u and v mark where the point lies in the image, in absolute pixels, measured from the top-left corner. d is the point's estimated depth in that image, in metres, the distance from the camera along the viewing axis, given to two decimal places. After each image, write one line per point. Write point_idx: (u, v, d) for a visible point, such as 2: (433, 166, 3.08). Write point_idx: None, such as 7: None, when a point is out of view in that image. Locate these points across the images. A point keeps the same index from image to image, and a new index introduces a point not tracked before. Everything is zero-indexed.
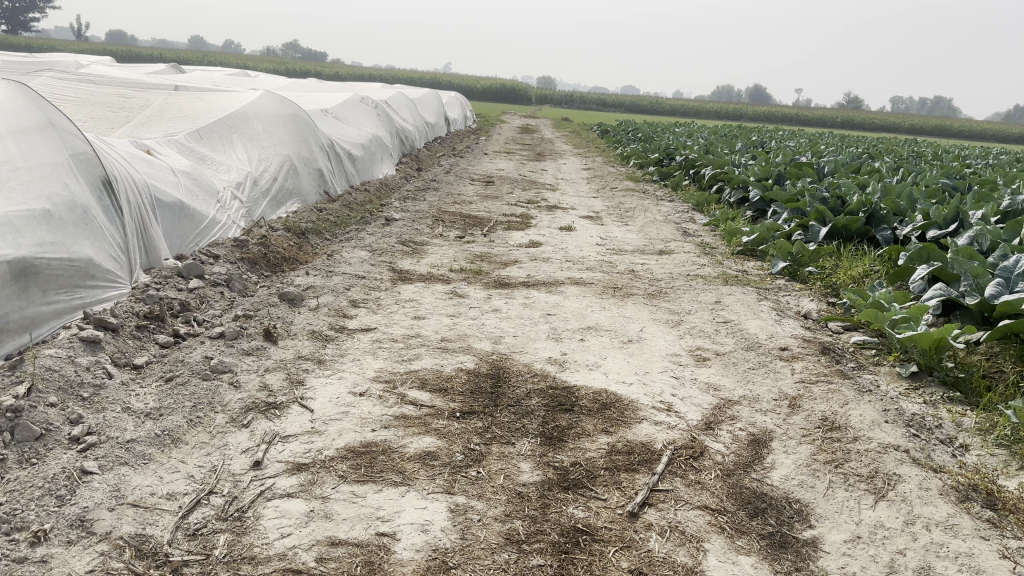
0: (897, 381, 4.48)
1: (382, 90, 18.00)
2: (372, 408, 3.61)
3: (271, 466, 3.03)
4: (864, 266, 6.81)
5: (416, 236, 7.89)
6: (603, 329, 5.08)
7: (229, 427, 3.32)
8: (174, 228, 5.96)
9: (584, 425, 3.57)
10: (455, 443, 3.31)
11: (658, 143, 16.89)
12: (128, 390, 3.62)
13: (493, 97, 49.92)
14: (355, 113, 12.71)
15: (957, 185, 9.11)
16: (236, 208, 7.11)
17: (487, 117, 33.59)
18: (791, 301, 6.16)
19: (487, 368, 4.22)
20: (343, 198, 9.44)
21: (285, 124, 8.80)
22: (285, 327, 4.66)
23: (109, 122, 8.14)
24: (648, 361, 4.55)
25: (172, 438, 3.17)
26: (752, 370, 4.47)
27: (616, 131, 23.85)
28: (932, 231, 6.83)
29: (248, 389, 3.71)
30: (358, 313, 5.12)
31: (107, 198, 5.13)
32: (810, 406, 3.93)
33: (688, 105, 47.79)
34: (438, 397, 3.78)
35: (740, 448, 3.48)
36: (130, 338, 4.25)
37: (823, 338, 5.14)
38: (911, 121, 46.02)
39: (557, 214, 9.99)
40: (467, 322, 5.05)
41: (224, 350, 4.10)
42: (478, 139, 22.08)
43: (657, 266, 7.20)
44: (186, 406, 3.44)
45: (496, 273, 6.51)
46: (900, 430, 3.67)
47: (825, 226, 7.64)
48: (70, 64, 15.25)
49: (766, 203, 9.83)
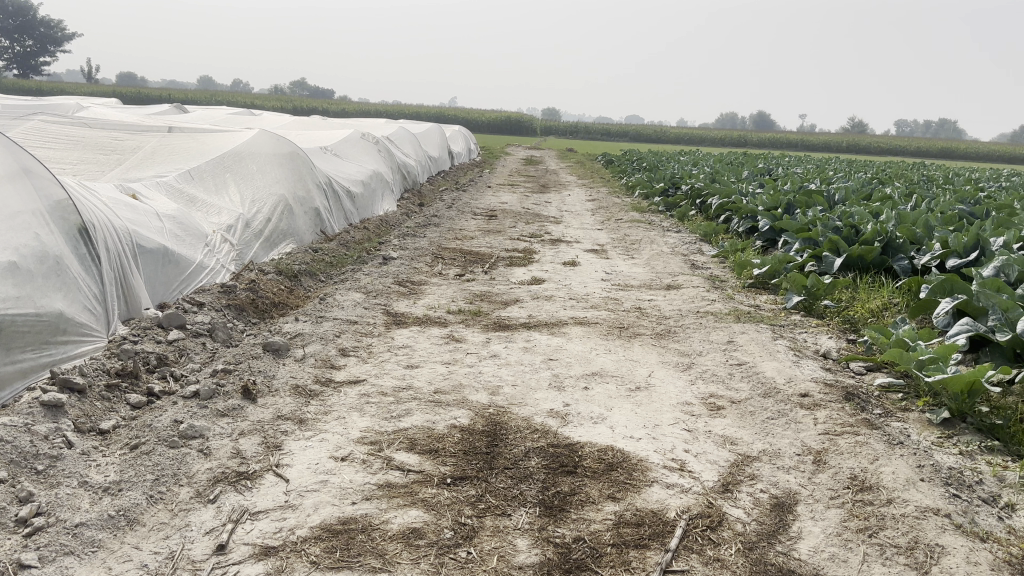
0: (928, 429, 4.11)
1: (385, 125, 17.90)
2: (354, 476, 3.28)
3: (236, 550, 2.70)
4: (883, 298, 6.48)
5: (413, 276, 7.60)
6: (609, 375, 4.75)
7: (194, 504, 3.00)
8: (158, 275, 5.68)
9: (588, 490, 3.23)
10: (444, 516, 2.98)
11: (664, 172, 16.65)
12: (89, 461, 3.30)
13: (497, 130, 50.09)
14: (354, 149, 12.53)
15: (973, 212, 8.79)
16: (227, 251, 6.85)
17: (492, 149, 33.61)
18: (808, 338, 5.82)
19: (483, 424, 3.89)
20: (340, 237, 9.18)
21: (280, 163, 8.57)
22: (266, 382, 4.34)
23: (99, 165, 7.94)
24: (658, 411, 4.21)
25: (128, 520, 2.85)
26: (771, 420, 4.11)
27: (621, 161, 23.67)
28: (952, 261, 6.50)
29: (219, 457, 3.39)
30: (347, 363, 4.81)
31: (84, 248, 4.85)
32: (836, 462, 3.58)
33: (692, 135, 47.82)
34: (428, 460, 3.45)
35: (762, 515, 3.13)
36: (98, 399, 3.95)
37: (845, 381, 4.79)
38: (916, 144, 45.89)
39: (561, 249, 9.70)
40: (464, 370, 4.74)
41: (196, 412, 3.78)
42: (481, 172, 21.92)
43: (665, 303, 6.89)
44: (148, 479, 3.12)
45: (497, 314, 6.20)
46: (938, 490, 3.31)
47: (839, 257, 7.33)
48: (68, 108, 15.14)
49: (776, 233, 9.53)
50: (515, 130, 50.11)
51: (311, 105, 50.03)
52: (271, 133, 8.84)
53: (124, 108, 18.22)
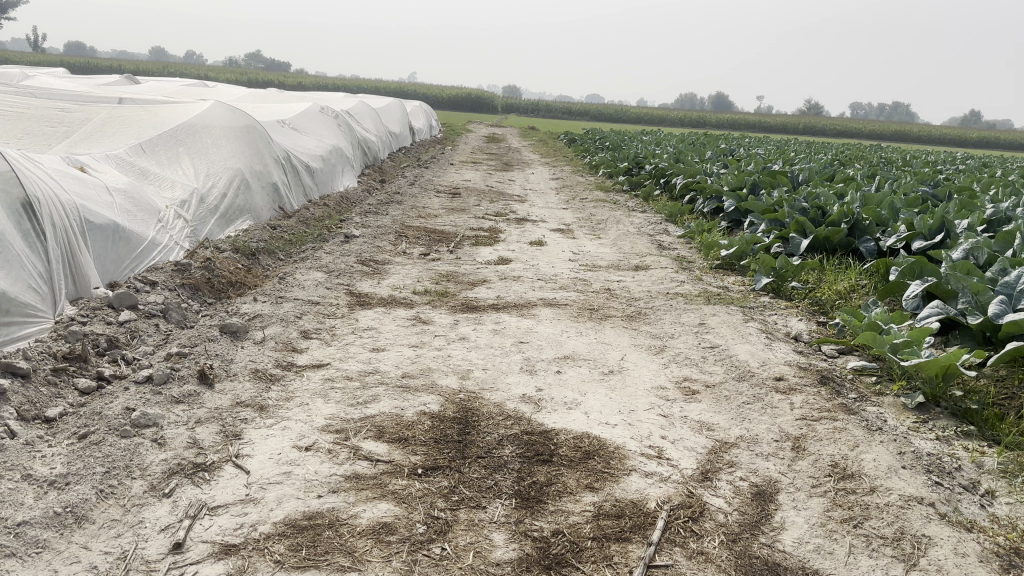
0: (903, 413, 4.07)
1: (345, 99, 17.47)
2: (319, 467, 3.11)
3: (194, 549, 2.53)
4: (851, 280, 6.46)
5: (377, 255, 7.39)
6: (581, 359, 4.63)
7: (148, 499, 2.80)
8: (108, 252, 5.39)
9: (565, 480, 3.11)
10: (416, 510, 2.84)
11: (627, 151, 16.55)
12: (33, 452, 3.07)
13: (458, 107, 49.54)
14: (313, 123, 12.18)
15: (935, 194, 8.84)
16: (180, 227, 6.54)
17: (453, 126, 33.23)
18: (778, 320, 5.77)
19: (454, 411, 3.73)
20: (299, 214, 8.90)
21: (236, 137, 8.24)
22: (224, 366, 4.13)
23: (46, 138, 7.57)
24: (633, 396, 4.10)
25: (75, 517, 2.64)
26: (747, 405, 4.03)
27: (584, 139, 23.53)
28: (919, 243, 6.51)
29: (175, 447, 3.19)
30: (310, 346, 4.61)
31: (28, 223, 4.58)
32: (816, 450, 3.52)
33: (652, 115, 47.87)
34: (398, 450, 3.30)
35: (744, 505, 3.04)
36: (44, 384, 3.70)
37: (819, 365, 4.74)
38: (873, 126, 46.55)
39: (526, 228, 9.54)
40: (432, 354, 4.57)
41: (149, 399, 3.56)
42: (443, 149, 21.61)
43: (634, 284, 6.79)
44: (97, 472, 2.91)
45: (464, 294, 6.04)
46: (919, 478, 3.26)
47: (806, 238, 7.30)
48: (12, 78, 14.44)
49: (741, 214, 9.49)
50: (476, 107, 49.66)
51: (268, 78, 48.82)
52: (226, 105, 8.50)
53: (72, 78, 17.50)
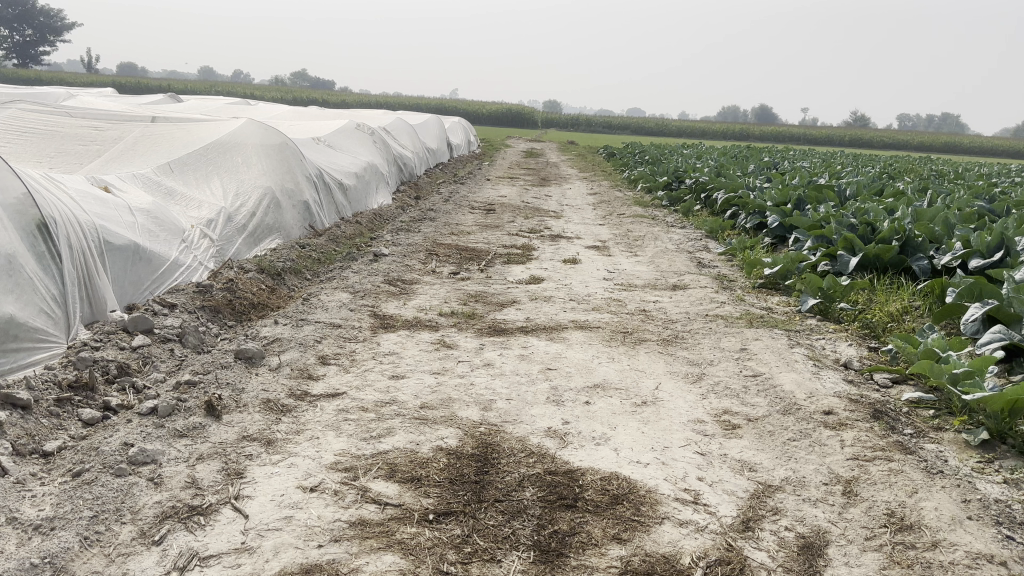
0: (965, 452, 3.70)
1: (383, 116, 17.39)
2: (322, 511, 2.88)
3: None
4: (903, 302, 6.07)
5: (405, 274, 7.18)
6: (612, 388, 4.34)
7: (136, 547, 2.60)
8: (128, 274, 5.26)
9: (590, 529, 2.83)
10: (424, 563, 2.58)
11: (667, 165, 16.19)
12: (24, 491, 2.89)
13: (497, 121, 49.54)
14: (348, 140, 12.09)
15: (992, 209, 8.34)
16: (205, 247, 6.42)
17: (492, 141, 33.24)
18: (827, 345, 5.41)
19: (473, 447, 3.48)
20: (330, 232, 8.75)
21: (266, 155, 8.13)
22: (234, 396, 3.94)
23: (77, 158, 7.57)
24: (667, 431, 3.80)
25: (54, 569, 2.45)
26: (793, 442, 3.70)
27: (624, 153, 23.23)
28: (975, 261, 6.08)
29: (172, 487, 2.99)
30: (327, 373, 4.40)
31: (43, 244, 4.46)
32: (869, 496, 3.19)
33: (694, 128, 47.27)
34: (409, 491, 3.06)
35: (789, 560, 2.73)
36: (45, 416, 3.52)
37: (871, 396, 4.39)
38: (922, 137, 45.41)
39: (561, 245, 9.27)
40: (454, 382, 4.32)
41: (151, 434, 3.38)
42: (481, 164, 21.50)
43: (672, 304, 6.48)
44: (86, 516, 2.72)
45: (492, 316, 5.80)
46: (988, 531, 2.91)
47: (854, 256, 6.90)
48: (56, 98, 14.63)
49: (786, 230, 9.08)
50: (517, 121, 49.60)
51: (311, 96, 49.43)
52: (258, 123, 8.41)
53: (116, 97, 17.73)
